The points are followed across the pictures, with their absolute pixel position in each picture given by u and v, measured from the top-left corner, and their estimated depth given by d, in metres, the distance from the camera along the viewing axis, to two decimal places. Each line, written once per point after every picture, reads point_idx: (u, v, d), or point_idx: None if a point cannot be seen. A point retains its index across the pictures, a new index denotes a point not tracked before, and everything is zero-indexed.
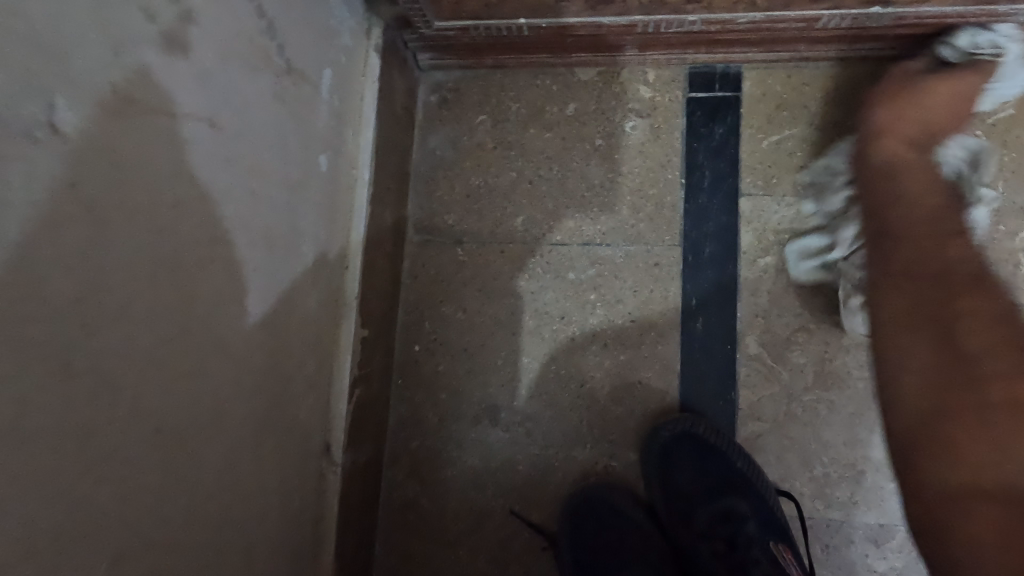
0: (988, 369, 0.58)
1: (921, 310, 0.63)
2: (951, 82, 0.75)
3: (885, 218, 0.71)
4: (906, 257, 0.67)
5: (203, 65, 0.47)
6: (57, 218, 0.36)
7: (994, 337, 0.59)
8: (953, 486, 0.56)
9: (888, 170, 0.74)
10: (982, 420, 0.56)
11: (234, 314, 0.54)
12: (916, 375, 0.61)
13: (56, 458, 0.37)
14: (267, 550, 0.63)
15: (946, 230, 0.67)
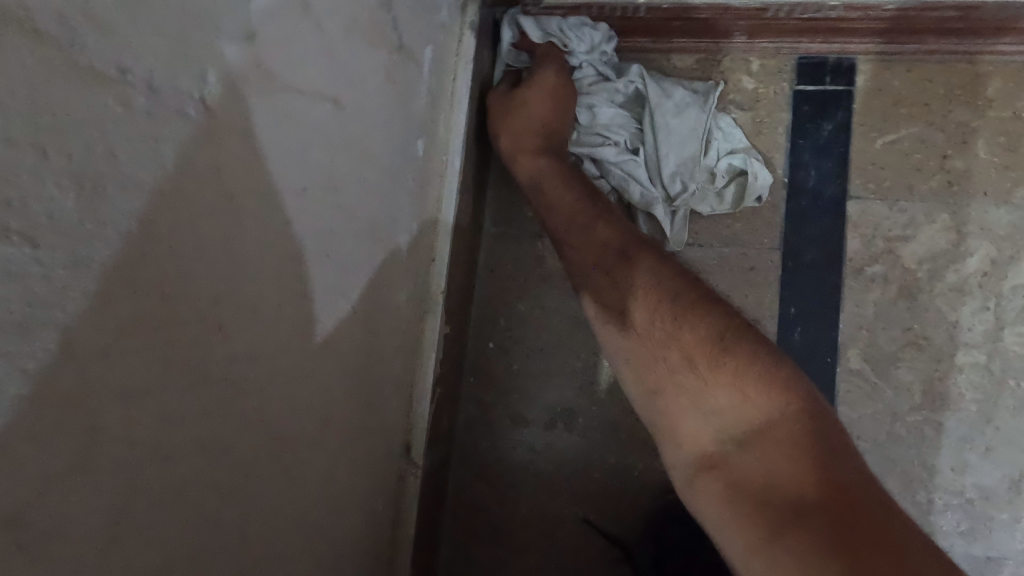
0: (690, 425, 0.57)
1: (656, 364, 0.60)
2: (535, 99, 0.74)
3: (627, 303, 0.64)
4: (681, 343, 0.58)
5: (332, 39, 0.43)
6: (203, 209, 0.32)
7: (729, 403, 0.55)
8: (746, 528, 0.50)
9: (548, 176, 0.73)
10: (735, 464, 0.53)
11: (339, 312, 0.50)
12: (695, 444, 0.56)
13: (187, 474, 0.34)
14: (354, 559, 0.59)
15: (698, 356, 0.57)
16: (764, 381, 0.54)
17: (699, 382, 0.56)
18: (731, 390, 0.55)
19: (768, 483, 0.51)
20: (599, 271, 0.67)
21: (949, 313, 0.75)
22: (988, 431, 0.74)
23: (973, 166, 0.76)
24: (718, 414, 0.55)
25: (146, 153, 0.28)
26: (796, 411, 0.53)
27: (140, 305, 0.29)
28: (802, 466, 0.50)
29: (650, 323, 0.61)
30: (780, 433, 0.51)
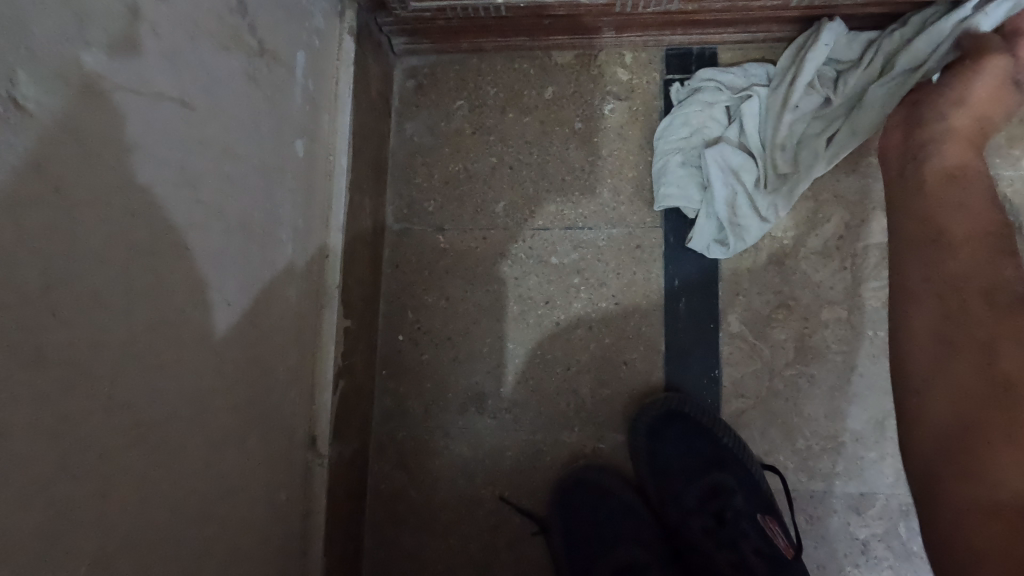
0: (921, 319, 0.60)
1: (953, 314, 0.58)
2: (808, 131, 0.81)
3: (943, 229, 0.62)
4: (975, 269, 0.59)
5: (172, 43, 0.45)
6: (26, 199, 0.34)
7: (937, 315, 0.59)
8: (935, 441, 0.55)
9: (918, 150, 0.68)
10: (1004, 445, 0.50)
11: (212, 304, 0.52)
12: (948, 322, 0.58)
13: (33, 454, 0.35)
14: (255, 547, 0.61)
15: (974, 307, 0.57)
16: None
17: (932, 312, 0.59)
18: (995, 315, 0.56)
19: None
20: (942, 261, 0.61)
21: (813, 274, 0.83)
22: (854, 379, 0.82)
23: None
24: (941, 326, 0.58)
25: None
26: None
27: None
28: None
29: (955, 308, 0.58)
30: None
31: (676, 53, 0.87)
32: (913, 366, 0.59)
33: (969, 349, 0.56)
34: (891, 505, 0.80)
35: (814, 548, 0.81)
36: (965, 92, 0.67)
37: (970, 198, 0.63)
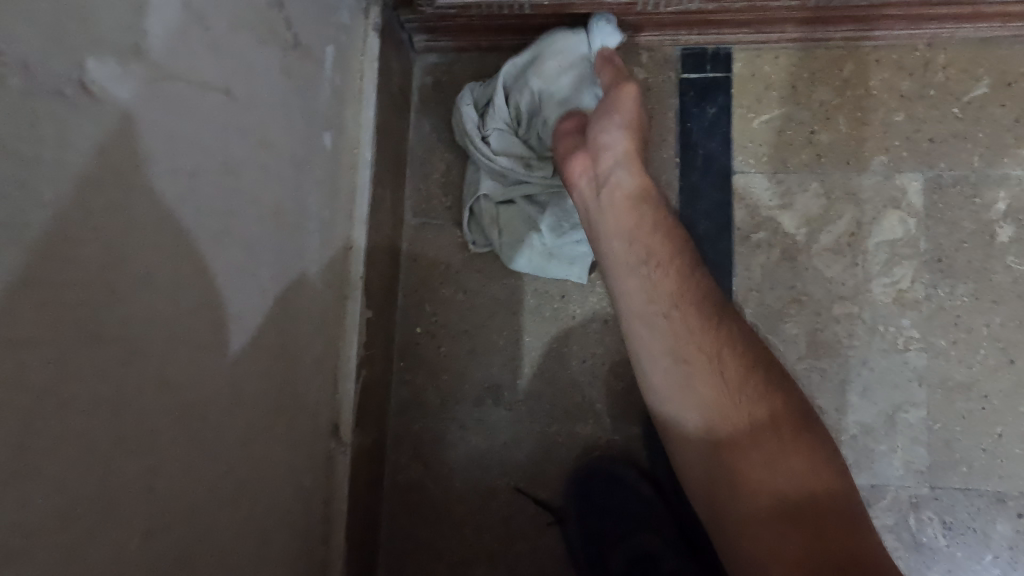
0: (652, 330, 0.64)
1: (676, 338, 0.62)
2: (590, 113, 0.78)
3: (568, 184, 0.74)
4: (637, 234, 0.67)
5: (216, 33, 0.46)
6: (85, 179, 0.35)
7: (645, 283, 0.65)
8: (693, 438, 0.61)
9: (601, 143, 0.71)
10: (755, 451, 0.57)
11: (247, 290, 0.53)
12: (673, 336, 0.62)
13: (89, 427, 0.36)
14: (283, 531, 0.62)
15: (695, 307, 0.63)
16: (680, 275, 0.65)
17: (647, 277, 0.65)
18: (677, 287, 0.64)
19: (816, 472, 0.56)
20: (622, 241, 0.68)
21: (825, 270, 0.85)
22: (865, 372, 0.83)
23: (836, 138, 0.86)
24: (681, 290, 0.64)
25: (25, 128, 0.31)
26: (641, 194, 0.69)
27: (28, 263, 0.31)
28: (765, 408, 0.59)
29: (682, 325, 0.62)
30: (796, 444, 0.57)
31: (692, 53, 0.89)
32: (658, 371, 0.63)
33: (629, 237, 0.67)
34: (902, 497, 0.82)
35: None
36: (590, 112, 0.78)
37: (580, 159, 0.73)
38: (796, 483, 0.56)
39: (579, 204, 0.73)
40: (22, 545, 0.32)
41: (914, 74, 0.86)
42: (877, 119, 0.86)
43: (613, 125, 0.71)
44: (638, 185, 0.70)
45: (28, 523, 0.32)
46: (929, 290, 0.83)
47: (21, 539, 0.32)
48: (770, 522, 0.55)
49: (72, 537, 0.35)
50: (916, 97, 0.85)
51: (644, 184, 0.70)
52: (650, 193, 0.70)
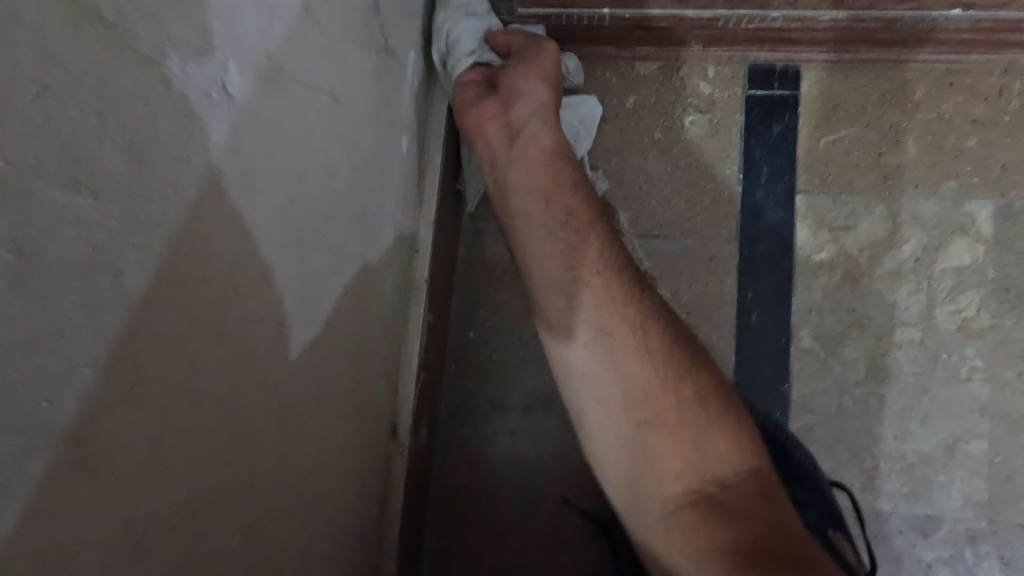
0: (568, 297, 0.65)
1: (601, 311, 0.64)
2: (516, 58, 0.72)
3: (479, 132, 0.72)
4: (540, 210, 0.69)
5: (328, 38, 0.47)
6: (222, 180, 0.35)
7: (563, 248, 0.67)
8: (608, 416, 0.62)
9: (515, 91, 0.70)
10: (682, 438, 0.59)
11: (334, 290, 0.53)
12: (596, 305, 0.64)
13: (209, 425, 0.36)
14: (348, 531, 0.62)
15: (611, 276, 0.65)
16: (602, 245, 0.67)
17: (567, 242, 0.67)
18: (593, 256, 0.66)
19: (722, 454, 0.58)
20: (529, 215, 0.70)
21: (888, 294, 0.83)
22: (925, 400, 0.82)
23: (904, 162, 0.85)
24: (598, 258, 0.66)
25: (180, 129, 0.31)
26: (553, 148, 0.71)
27: (175, 262, 0.32)
28: (690, 396, 0.60)
29: (612, 297, 0.64)
30: (713, 432, 0.58)
31: (761, 70, 0.88)
32: (574, 334, 0.64)
33: (545, 198, 0.69)
34: (959, 530, 0.80)
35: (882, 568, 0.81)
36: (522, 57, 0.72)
37: (494, 113, 0.71)
38: (726, 476, 0.57)
39: (488, 159, 0.73)
40: (152, 538, 0.32)
41: (988, 100, 0.84)
42: (948, 144, 0.85)
43: (527, 74, 0.71)
44: (529, 168, 0.70)
45: (158, 517, 0.33)
46: (995, 319, 0.82)
47: (152, 533, 0.32)
48: (684, 509, 0.56)
49: (190, 531, 0.35)
50: (989, 123, 0.84)
51: (525, 152, 0.70)
52: (506, 155, 0.71)
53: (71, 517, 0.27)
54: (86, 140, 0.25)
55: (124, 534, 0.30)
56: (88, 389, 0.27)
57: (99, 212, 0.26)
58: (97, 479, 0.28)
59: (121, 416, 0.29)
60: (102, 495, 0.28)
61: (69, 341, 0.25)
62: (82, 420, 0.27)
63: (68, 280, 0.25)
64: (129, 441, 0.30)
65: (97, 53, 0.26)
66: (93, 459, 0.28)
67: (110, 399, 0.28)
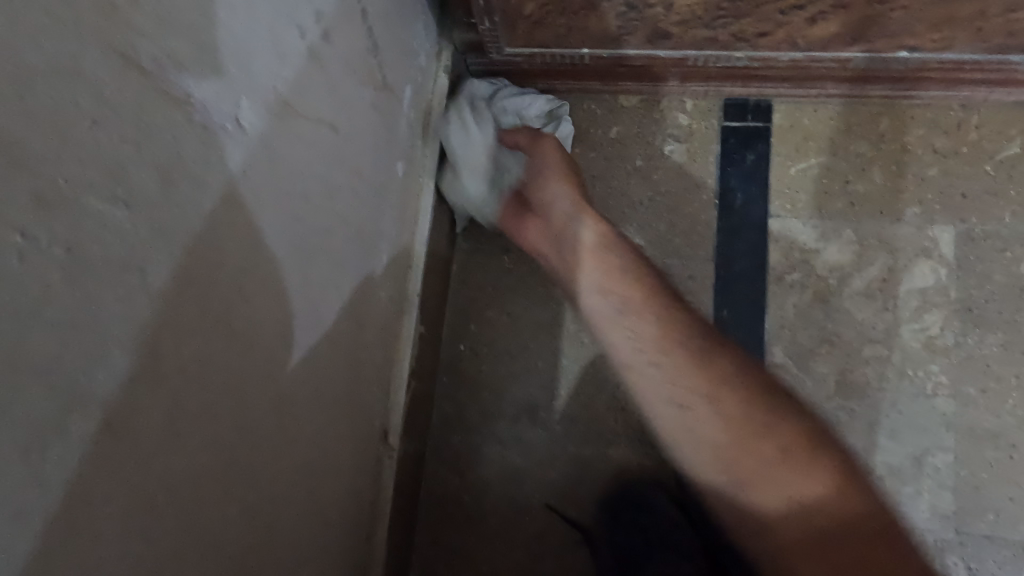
0: (645, 378, 0.72)
1: (675, 383, 0.71)
2: (543, 162, 0.82)
3: (520, 235, 0.84)
4: (620, 287, 0.75)
5: (331, 77, 0.54)
6: (233, 198, 0.41)
7: (631, 340, 0.73)
8: (720, 469, 0.69)
9: (547, 205, 0.81)
10: (769, 482, 0.68)
11: (332, 300, 0.59)
12: (673, 383, 0.71)
13: (215, 408, 0.41)
14: (338, 525, 0.67)
15: (680, 357, 0.71)
16: (650, 327, 0.73)
17: (637, 336, 0.73)
18: (682, 349, 0.71)
19: (831, 507, 0.65)
20: (607, 296, 0.75)
21: (856, 313, 0.88)
22: (893, 415, 0.86)
23: (870, 189, 0.91)
24: (676, 351, 0.72)
25: (199, 154, 0.38)
26: (603, 242, 0.77)
27: (191, 265, 0.38)
28: (768, 450, 0.68)
29: (690, 373, 0.71)
30: (813, 474, 0.67)
31: (736, 104, 0.94)
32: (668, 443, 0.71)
33: (601, 290, 0.76)
34: (926, 541, 0.83)
35: None
36: (543, 165, 0.82)
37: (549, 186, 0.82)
38: (825, 518, 0.65)
39: (548, 268, 0.82)
40: (163, 501, 0.37)
41: (948, 132, 0.90)
42: (911, 172, 0.90)
43: (552, 188, 0.81)
44: (580, 260, 0.78)
45: (169, 484, 0.38)
46: (958, 338, 0.86)
47: (164, 497, 0.37)
48: (812, 559, 0.65)
49: (195, 500, 0.41)
50: (950, 154, 0.90)
51: (568, 251, 0.79)
52: (553, 254, 0.80)
53: (99, 472, 0.32)
54: (124, 162, 0.32)
55: (141, 494, 0.35)
56: (117, 365, 0.32)
57: (132, 220, 0.32)
58: (122, 443, 0.33)
59: (142, 391, 0.34)
60: (124, 457, 0.34)
61: (104, 324, 0.31)
62: (112, 390, 0.32)
63: (105, 277, 0.31)
64: (147, 413, 0.35)
65: (137, 93, 0.32)
66: (119, 425, 0.33)
67: (134, 375, 0.34)
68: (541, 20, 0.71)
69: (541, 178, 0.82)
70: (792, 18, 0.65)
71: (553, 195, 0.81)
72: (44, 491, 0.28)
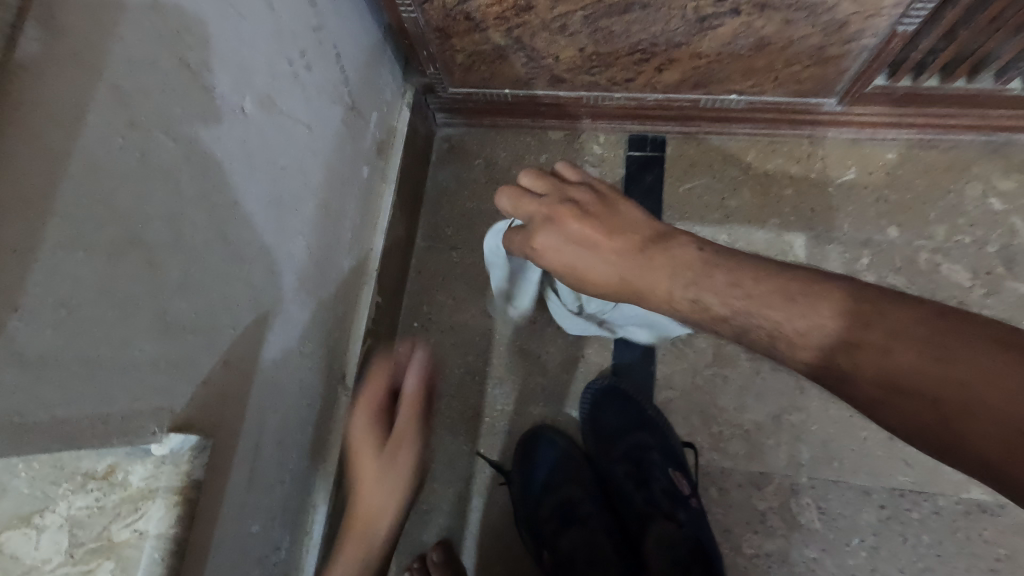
0: (719, 304, 0.59)
1: (762, 294, 0.56)
2: (548, 241, 0.71)
3: (592, 286, 0.71)
4: (752, 323, 0.57)
5: (309, 94, 0.80)
6: (236, 157, 0.66)
7: (761, 333, 0.56)
8: (830, 367, 0.51)
9: (597, 273, 0.69)
10: (913, 368, 0.45)
11: (299, 249, 0.83)
12: (749, 310, 0.57)
13: (213, 287, 0.64)
14: (295, 429, 0.86)
15: (787, 302, 0.54)
16: (760, 273, 0.58)
17: (758, 321, 0.56)
18: (755, 275, 0.58)
19: (982, 370, 0.42)
20: (751, 318, 0.57)
21: None
22: (757, 380, 1.05)
23: (741, 204, 1.15)
24: (760, 307, 0.56)
25: (220, 125, 0.62)
26: (716, 266, 0.60)
27: (208, 189, 0.61)
28: (837, 315, 0.51)
29: (787, 313, 0.54)
30: (937, 342, 0.45)
31: (637, 138, 1.21)
32: (779, 345, 0.55)
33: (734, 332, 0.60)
34: (785, 484, 1.00)
35: (723, 514, 1.01)
36: (551, 253, 0.71)
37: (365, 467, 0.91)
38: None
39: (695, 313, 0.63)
40: (181, 332, 0.59)
41: (799, 162, 1.15)
42: (772, 191, 1.15)
43: (585, 256, 0.69)
44: (708, 294, 0.60)
45: (185, 322, 0.60)
46: None
47: (181, 329, 0.59)
48: None
49: (199, 343, 0.62)
50: (801, 178, 1.14)
51: (682, 297, 0.63)
52: (690, 298, 0.62)
53: (148, 292, 0.54)
54: (179, 118, 0.56)
55: (167, 319, 0.57)
56: (165, 232, 0.56)
57: (178, 152, 0.56)
58: (161, 281, 0.56)
59: (176, 255, 0.57)
60: (162, 291, 0.56)
61: (161, 207, 0.55)
62: (161, 246, 0.55)
63: (162, 176, 0.54)
64: (177, 270, 0.58)
65: (188, 83, 0.57)
66: (161, 270, 0.55)
67: (172, 242, 0.56)
68: (471, 68, 0.98)
69: (578, 246, 0.70)
70: (644, 70, 0.92)
71: (607, 265, 0.68)
72: (122, 287, 0.51)
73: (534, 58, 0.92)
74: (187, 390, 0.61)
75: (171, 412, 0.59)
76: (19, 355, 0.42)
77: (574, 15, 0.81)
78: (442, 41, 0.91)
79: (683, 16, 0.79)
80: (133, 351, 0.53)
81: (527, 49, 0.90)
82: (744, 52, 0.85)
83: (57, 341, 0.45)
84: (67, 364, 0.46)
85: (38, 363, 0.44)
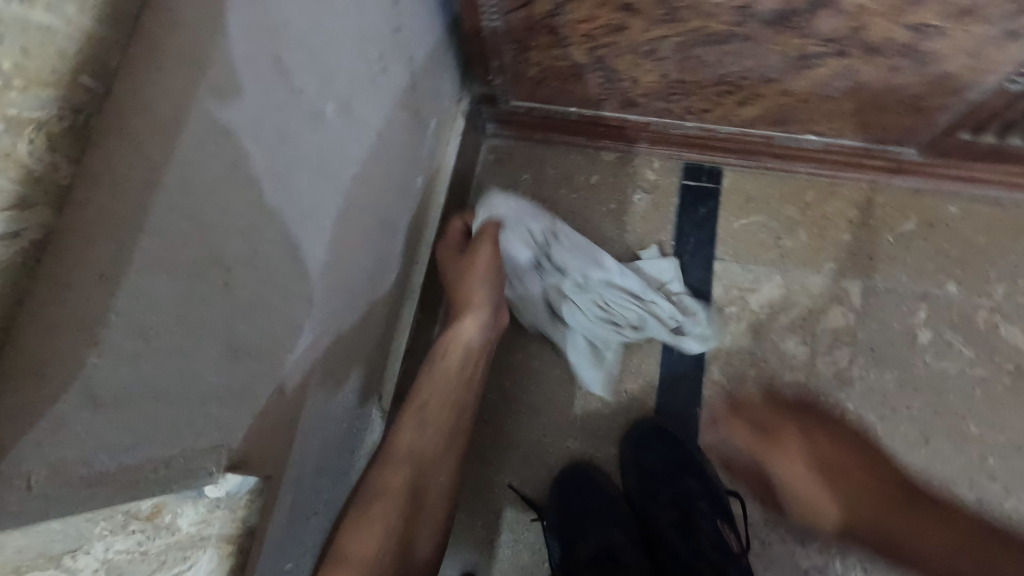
0: (801, 471, 0.93)
1: (813, 486, 0.94)
2: (797, 475, 0.90)
3: (790, 461, 0.90)
4: (829, 503, 0.89)
5: (382, 99, 0.74)
6: (313, 166, 0.60)
7: (839, 513, 0.89)
8: (873, 525, 0.87)
9: (797, 480, 0.90)
10: (928, 534, 0.84)
11: (355, 265, 0.77)
12: (819, 507, 0.91)
13: (278, 308, 0.58)
14: (332, 456, 0.80)
15: (866, 500, 0.88)
16: (827, 466, 0.96)
17: (803, 502, 0.93)
18: (836, 489, 0.89)
19: (953, 526, 0.86)
20: (822, 513, 0.91)
21: (781, 343, 1.07)
22: (807, 431, 1.02)
23: (797, 245, 1.11)
24: (816, 480, 0.91)
25: (303, 130, 0.56)
26: (824, 486, 0.89)
27: (284, 201, 0.55)
28: (898, 502, 0.87)
29: (855, 496, 0.88)
30: (940, 524, 0.86)
31: (693, 168, 1.16)
32: (903, 544, 0.84)
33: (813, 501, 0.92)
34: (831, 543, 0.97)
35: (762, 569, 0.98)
36: (778, 458, 0.97)
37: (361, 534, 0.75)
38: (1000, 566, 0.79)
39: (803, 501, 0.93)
40: (245, 358, 0.53)
41: (858, 207, 1.12)
42: (829, 235, 1.11)
43: (800, 473, 0.91)
44: (829, 504, 0.88)
45: (249, 347, 0.53)
46: (863, 372, 1.04)
47: (245, 355, 0.53)
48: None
49: (259, 369, 0.56)
50: (860, 223, 1.11)
51: (822, 500, 0.89)
52: (824, 500, 0.89)
53: (221, 316, 0.48)
54: (267, 123, 0.50)
55: (235, 345, 0.51)
56: (243, 249, 0.49)
57: (263, 159, 0.50)
58: (233, 304, 0.49)
59: (249, 273, 0.51)
60: (233, 315, 0.50)
61: (241, 221, 0.48)
62: (238, 263, 0.49)
63: (245, 186, 0.48)
64: (249, 291, 0.52)
65: (280, 83, 0.51)
66: (234, 290, 0.49)
67: (247, 260, 0.50)
68: (540, 82, 0.93)
69: (766, 447, 1.00)
70: (726, 102, 0.88)
71: (831, 501, 0.88)
72: (197, 311, 0.45)
73: (611, 80, 0.87)
74: (245, 423, 0.55)
75: (229, 451, 0.52)
76: (94, 396, 0.36)
77: (666, 40, 0.77)
78: (517, 53, 0.86)
79: (783, 52, 0.75)
80: (200, 383, 0.47)
81: (607, 70, 0.85)
82: (838, 95, 0.82)
83: (133, 376, 0.39)
84: (138, 401, 0.40)
85: (111, 403, 0.38)
